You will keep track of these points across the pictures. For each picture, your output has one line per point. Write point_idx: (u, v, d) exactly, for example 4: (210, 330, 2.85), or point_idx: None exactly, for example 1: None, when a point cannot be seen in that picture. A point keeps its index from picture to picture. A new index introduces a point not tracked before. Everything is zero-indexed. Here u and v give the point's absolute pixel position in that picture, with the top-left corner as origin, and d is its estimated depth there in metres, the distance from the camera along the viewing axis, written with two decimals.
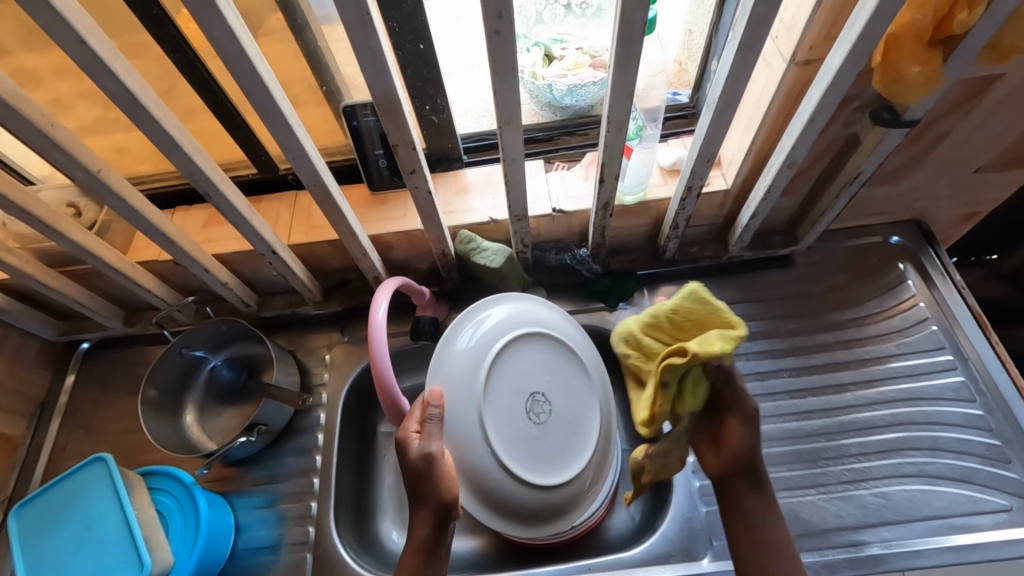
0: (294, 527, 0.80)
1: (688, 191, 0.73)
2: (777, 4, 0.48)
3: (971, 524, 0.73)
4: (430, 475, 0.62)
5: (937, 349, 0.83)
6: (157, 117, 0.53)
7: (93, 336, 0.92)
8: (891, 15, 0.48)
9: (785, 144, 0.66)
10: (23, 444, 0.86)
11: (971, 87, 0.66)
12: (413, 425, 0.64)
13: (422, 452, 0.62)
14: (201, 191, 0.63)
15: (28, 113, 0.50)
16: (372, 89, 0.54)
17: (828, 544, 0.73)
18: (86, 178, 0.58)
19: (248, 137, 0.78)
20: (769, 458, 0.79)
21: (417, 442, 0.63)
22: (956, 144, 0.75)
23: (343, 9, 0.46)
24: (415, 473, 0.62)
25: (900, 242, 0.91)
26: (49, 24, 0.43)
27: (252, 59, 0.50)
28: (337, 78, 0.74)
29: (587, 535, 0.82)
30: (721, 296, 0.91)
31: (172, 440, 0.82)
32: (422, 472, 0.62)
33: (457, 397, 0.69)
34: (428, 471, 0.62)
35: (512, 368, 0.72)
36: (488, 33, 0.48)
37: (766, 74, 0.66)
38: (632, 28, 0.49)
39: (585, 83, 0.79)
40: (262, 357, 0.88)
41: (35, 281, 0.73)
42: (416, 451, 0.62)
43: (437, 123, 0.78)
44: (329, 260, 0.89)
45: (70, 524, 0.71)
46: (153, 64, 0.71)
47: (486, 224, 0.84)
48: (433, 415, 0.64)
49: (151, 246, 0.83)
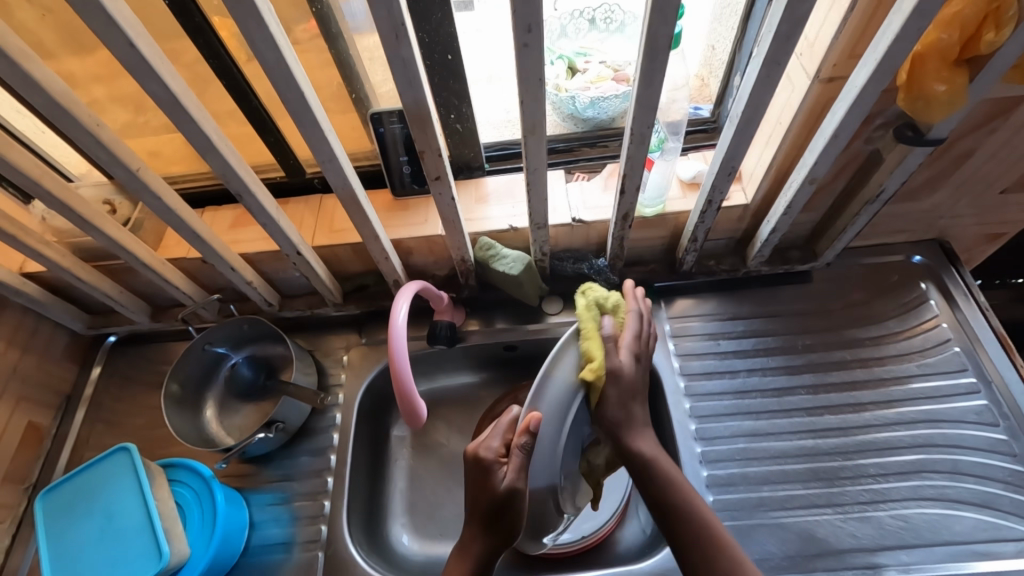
0: (306, 525, 0.81)
1: (708, 205, 0.74)
2: (802, 21, 0.49)
3: (993, 551, 0.71)
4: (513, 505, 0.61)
5: (959, 371, 0.82)
6: (196, 119, 0.55)
7: (120, 330, 0.95)
8: (916, 34, 0.49)
9: (807, 160, 0.66)
10: (49, 433, 0.89)
11: (997, 107, 0.66)
12: (498, 451, 0.63)
13: (506, 484, 0.60)
14: (233, 192, 0.65)
15: (76, 113, 0.53)
16: (403, 98, 0.56)
17: (844, 565, 0.72)
18: (126, 176, 0.60)
19: (278, 141, 0.80)
20: (785, 475, 0.78)
21: (501, 471, 0.61)
22: (981, 164, 0.75)
23: (379, 20, 0.48)
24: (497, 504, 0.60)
25: (922, 261, 0.90)
26: (104, 30, 0.46)
27: (288, 64, 0.52)
28: (365, 87, 0.77)
29: (597, 546, 0.82)
30: (739, 310, 0.90)
31: (192, 434, 0.84)
32: (505, 501, 0.61)
33: (546, 434, 0.63)
34: (512, 503, 0.61)
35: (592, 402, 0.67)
36: (516, 45, 0.50)
37: (789, 90, 0.67)
38: (658, 43, 0.50)
39: (606, 96, 0.80)
40: (282, 356, 0.91)
41: (70, 275, 0.76)
42: (500, 481, 0.61)
43: (461, 132, 0.80)
44: (351, 263, 0.90)
45: (92, 512, 0.73)
46: (192, 70, 0.74)
47: (506, 232, 0.85)
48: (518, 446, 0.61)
49: (180, 244, 0.85)
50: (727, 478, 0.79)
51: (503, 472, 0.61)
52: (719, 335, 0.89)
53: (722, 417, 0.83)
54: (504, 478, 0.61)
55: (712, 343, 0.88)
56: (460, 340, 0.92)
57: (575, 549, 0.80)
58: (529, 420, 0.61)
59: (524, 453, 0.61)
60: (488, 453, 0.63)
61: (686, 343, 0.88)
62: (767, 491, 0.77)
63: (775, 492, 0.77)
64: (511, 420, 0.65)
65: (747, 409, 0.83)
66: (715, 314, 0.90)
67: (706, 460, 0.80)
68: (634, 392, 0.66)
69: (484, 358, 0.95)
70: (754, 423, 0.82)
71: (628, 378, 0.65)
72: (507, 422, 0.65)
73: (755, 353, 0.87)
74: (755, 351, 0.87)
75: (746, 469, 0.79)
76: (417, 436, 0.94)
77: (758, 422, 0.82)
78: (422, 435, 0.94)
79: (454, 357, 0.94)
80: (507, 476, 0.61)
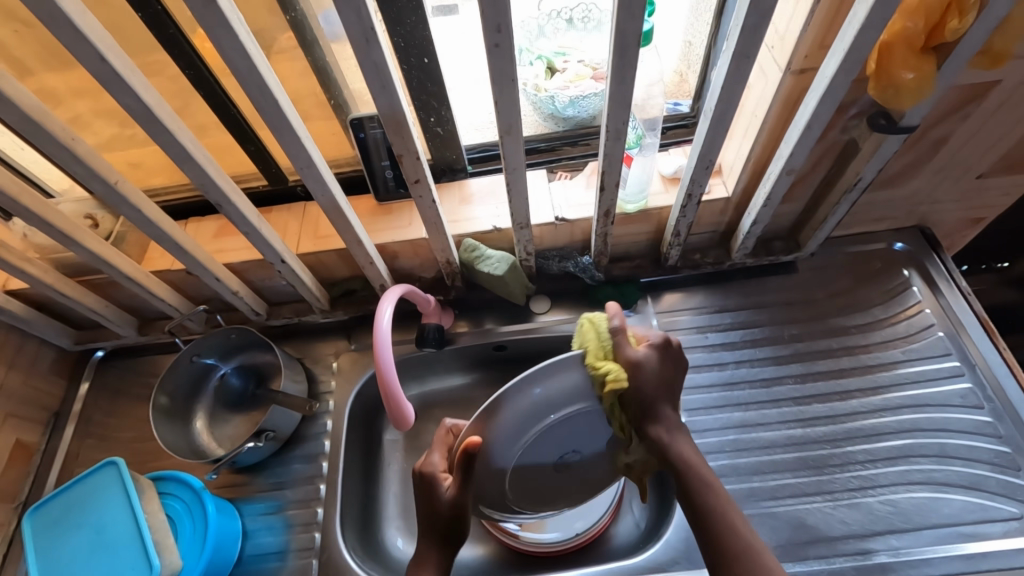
0: (300, 533, 0.81)
1: (688, 199, 0.74)
2: (769, 14, 0.49)
3: (981, 532, 0.72)
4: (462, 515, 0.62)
5: (943, 355, 0.83)
6: (171, 130, 0.55)
7: (107, 345, 0.95)
8: (881, 23, 0.49)
9: (783, 152, 0.67)
10: (38, 450, 0.88)
11: (968, 93, 0.66)
12: (439, 465, 0.64)
13: (446, 498, 0.62)
14: (213, 202, 0.65)
15: (51, 128, 0.53)
16: (378, 104, 0.56)
17: (835, 552, 0.72)
18: (104, 189, 0.60)
19: (259, 150, 0.80)
20: (774, 465, 0.79)
21: (444, 484, 0.63)
22: (957, 149, 0.76)
23: (349, 25, 0.48)
24: (442, 518, 0.62)
25: (904, 248, 0.91)
26: (73, 43, 0.46)
27: (261, 73, 0.52)
28: (344, 93, 0.77)
29: (591, 543, 0.82)
30: (725, 302, 0.91)
31: (182, 446, 0.84)
32: (451, 515, 0.62)
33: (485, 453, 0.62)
34: (460, 513, 0.62)
35: (564, 428, 0.64)
36: (487, 46, 0.50)
37: (762, 83, 0.68)
38: (627, 39, 0.50)
39: (586, 95, 0.81)
40: (271, 364, 0.90)
41: (53, 291, 0.76)
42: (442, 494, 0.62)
43: (442, 134, 0.80)
44: (337, 268, 0.90)
45: (82, 528, 0.73)
46: (170, 84, 0.73)
47: (490, 233, 0.85)
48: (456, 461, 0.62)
49: (164, 255, 0.85)
50: (717, 469, 0.79)
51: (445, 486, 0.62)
52: (707, 329, 0.89)
53: (712, 410, 0.83)
54: (446, 492, 0.62)
55: (700, 336, 0.89)
56: (449, 342, 0.92)
57: (569, 547, 0.81)
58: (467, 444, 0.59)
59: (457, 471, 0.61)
60: (429, 468, 0.64)
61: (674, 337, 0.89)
62: (757, 481, 0.78)
63: (765, 482, 0.78)
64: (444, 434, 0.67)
65: (736, 401, 0.84)
66: (702, 307, 0.91)
67: None
68: (659, 384, 0.62)
69: (475, 359, 0.95)
70: (743, 414, 0.83)
71: (651, 373, 0.61)
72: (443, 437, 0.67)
73: (742, 345, 0.88)
74: (742, 343, 0.88)
75: (735, 460, 0.79)
76: (410, 440, 0.94)
77: (747, 413, 0.83)
78: (415, 439, 0.94)
79: (444, 359, 0.94)
80: (448, 490, 0.62)
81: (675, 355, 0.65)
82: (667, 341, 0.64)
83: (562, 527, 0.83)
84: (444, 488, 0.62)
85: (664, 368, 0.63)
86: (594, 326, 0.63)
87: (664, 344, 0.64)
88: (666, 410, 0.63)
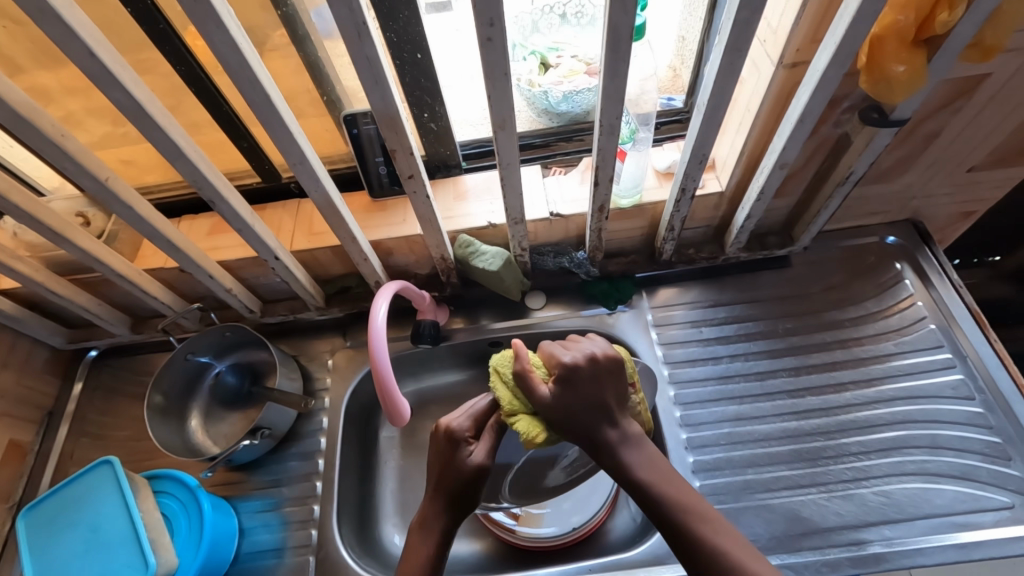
0: (296, 530, 0.81)
1: (682, 193, 0.75)
2: (761, 7, 0.49)
3: (972, 522, 0.72)
4: (478, 484, 0.62)
5: (935, 347, 0.83)
6: (162, 126, 0.55)
7: (101, 344, 0.94)
8: (872, 17, 0.50)
9: (776, 146, 0.67)
10: (32, 450, 0.88)
11: (959, 87, 0.67)
12: (467, 431, 0.64)
13: (474, 461, 0.62)
14: (206, 199, 0.65)
15: (40, 125, 0.52)
16: (370, 99, 0.56)
17: (830, 543, 0.73)
18: (95, 186, 0.60)
19: (252, 146, 0.80)
20: (769, 457, 0.79)
21: (471, 448, 0.63)
22: (949, 143, 0.76)
23: (341, 20, 0.48)
24: (463, 482, 0.61)
25: (896, 241, 0.91)
26: (61, 38, 0.45)
27: (253, 69, 0.51)
28: (338, 89, 0.76)
29: (588, 537, 0.82)
30: (720, 296, 0.91)
31: (177, 444, 0.83)
32: (475, 479, 0.61)
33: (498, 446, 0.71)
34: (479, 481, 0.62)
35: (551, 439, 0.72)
36: (480, 40, 0.50)
37: (755, 77, 0.68)
38: (619, 33, 0.50)
39: (580, 90, 0.81)
40: (267, 362, 0.90)
41: (45, 289, 0.75)
42: (468, 457, 0.62)
43: (436, 131, 0.80)
44: (332, 265, 0.90)
45: (77, 526, 0.72)
46: (161, 81, 0.73)
47: (484, 229, 0.85)
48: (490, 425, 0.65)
49: (157, 253, 0.85)
50: (712, 463, 0.79)
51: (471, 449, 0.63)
52: (702, 323, 0.90)
53: (707, 403, 0.84)
54: (471, 456, 0.62)
55: (694, 331, 0.89)
56: (444, 338, 0.92)
57: (565, 542, 0.81)
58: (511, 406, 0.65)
59: (494, 433, 0.64)
60: (459, 431, 0.64)
61: (669, 331, 0.89)
62: (752, 473, 0.78)
63: (759, 474, 0.78)
64: (471, 402, 0.67)
65: (731, 394, 0.84)
66: (697, 302, 0.91)
67: (691, 446, 0.81)
68: (580, 415, 0.61)
69: (470, 355, 0.95)
70: (738, 407, 0.83)
71: (553, 405, 0.61)
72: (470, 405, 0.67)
73: (736, 339, 0.88)
74: (737, 337, 0.88)
75: (731, 454, 0.80)
76: (406, 436, 0.94)
77: (742, 407, 0.83)
78: (411, 436, 0.94)
79: (440, 356, 0.94)
80: (475, 453, 0.62)
81: (594, 372, 0.62)
82: (576, 367, 0.62)
83: (559, 522, 0.83)
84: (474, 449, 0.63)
85: (579, 396, 0.61)
86: (501, 377, 0.66)
87: (569, 369, 0.62)
88: (605, 434, 0.61)
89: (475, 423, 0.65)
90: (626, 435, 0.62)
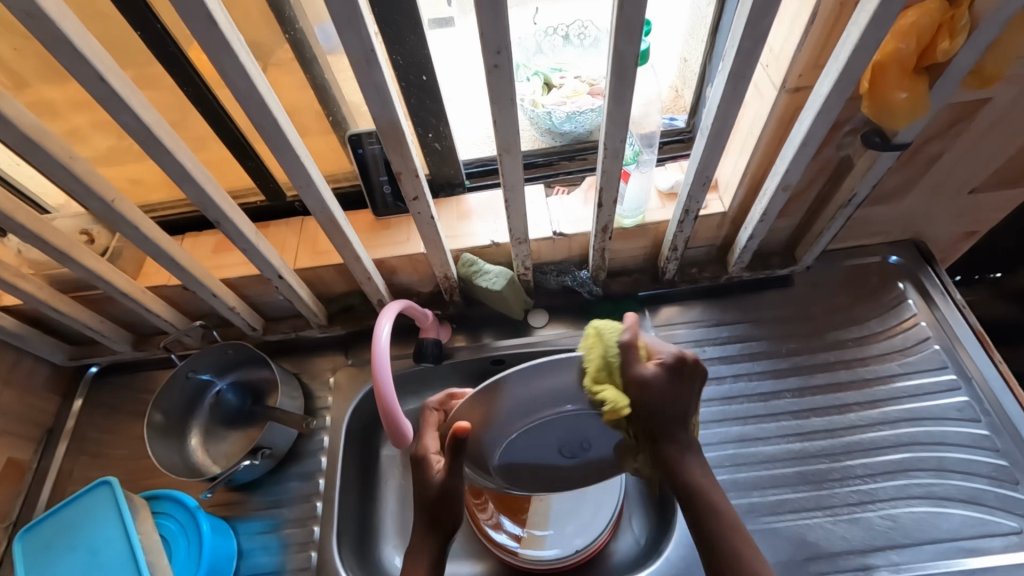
0: (296, 552, 0.80)
1: (685, 214, 0.75)
2: (764, 36, 0.50)
3: (981, 548, 0.71)
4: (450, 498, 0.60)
5: (940, 368, 0.83)
6: (170, 149, 0.55)
7: (102, 361, 0.94)
8: (873, 46, 0.50)
9: (779, 168, 0.68)
10: (30, 468, 0.87)
11: (959, 111, 0.67)
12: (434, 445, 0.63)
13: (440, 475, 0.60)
14: (211, 218, 0.65)
15: (49, 147, 0.53)
16: (376, 119, 0.56)
17: (837, 568, 0.72)
18: (101, 207, 0.60)
19: (257, 165, 0.80)
20: (774, 479, 0.78)
21: (435, 466, 0.61)
22: (949, 165, 0.76)
23: (349, 46, 0.48)
24: (433, 498, 0.60)
25: (899, 261, 0.92)
26: (72, 63, 0.46)
27: (260, 92, 0.52)
28: (343, 108, 0.77)
29: (591, 560, 0.81)
30: (722, 316, 0.91)
31: (177, 464, 0.83)
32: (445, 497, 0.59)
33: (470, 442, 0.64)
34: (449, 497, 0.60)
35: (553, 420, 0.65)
36: (487, 67, 0.50)
37: (758, 100, 0.68)
38: (624, 61, 0.51)
39: (583, 111, 0.81)
40: (268, 380, 0.89)
41: (47, 307, 0.75)
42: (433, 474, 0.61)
43: (440, 150, 0.80)
44: (335, 283, 0.90)
45: (74, 548, 0.71)
46: (166, 96, 0.73)
47: (488, 247, 0.85)
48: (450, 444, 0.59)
49: (160, 271, 0.85)
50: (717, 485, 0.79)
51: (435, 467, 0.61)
52: (705, 342, 0.89)
53: (711, 424, 0.83)
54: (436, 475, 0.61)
55: (698, 350, 0.89)
56: (447, 356, 0.91)
57: (569, 564, 0.80)
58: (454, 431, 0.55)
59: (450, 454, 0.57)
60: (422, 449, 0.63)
61: None
62: (757, 496, 0.77)
63: (765, 497, 0.77)
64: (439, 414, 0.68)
65: (735, 415, 0.84)
66: (700, 321, 0.91)
67: None
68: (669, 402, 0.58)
69: (472, 373, 0.94)
70: (742, 428, 0.83)
71: (651, 389, 0.57)
72: (434, 418, 0.67)
73: (740, 359, 0.88)
74: (740, 357, 0.88)
75: (736, 476, 0.79)
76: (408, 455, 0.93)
77: (746, 427, 0.83)
78: None
79: (442, 374, 0.93)
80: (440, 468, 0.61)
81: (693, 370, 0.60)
82: (682, 360, 0.59)
83: (561, 543, 0.82)
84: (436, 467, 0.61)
85: (678, 383, 0.59)
86: (600, 339, 0.60)
87: (671, 361, 0.59)
88: (678, 435, 0.59)
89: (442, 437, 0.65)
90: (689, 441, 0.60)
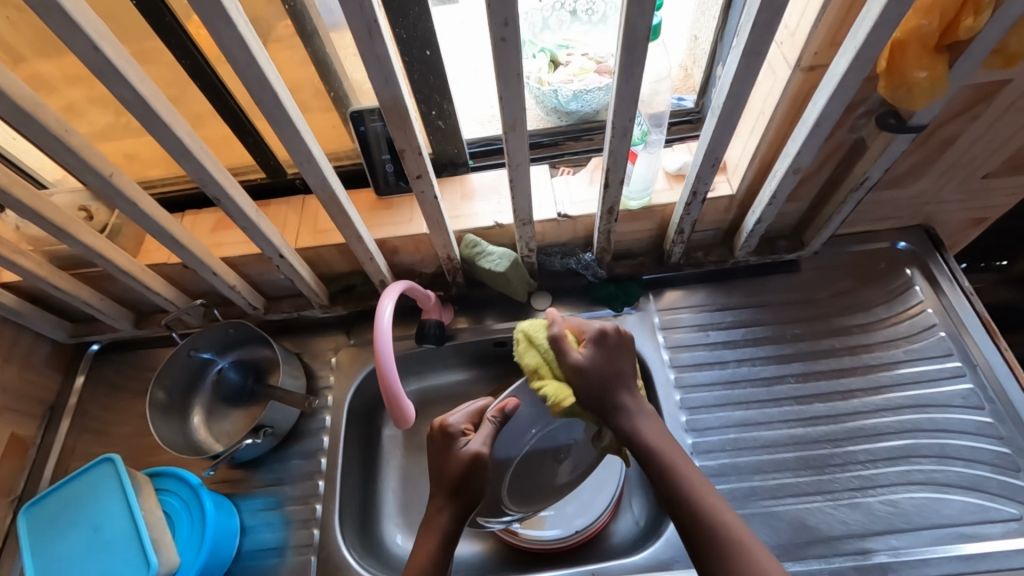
0: (299, 529, 0.81)
1: (693, 197, 0.74)
2: (782, 10, 0.48)
3: (980, 533, 0.72)
4: (472, 474, 0.62)
5: (945, 355, 0.82)
6: (168, 123, 0.54)
7: (103, 338, 0.93)
8: (895, 22, 0.48)
9: (791, 150, 0.66)
10: (33, 444, 0.87)
11: (979, 93, 0.66)
12: (463, 424, 0.65)
13: (469, 450, 0.63)
14: (211, 195, 0.64)
15: (43, 119, 0.51)
16: (379, 95, 0.55)
17: (835, 552, 0.72)
18: (99, 182, 0.59)
19: (257, 142, 0.79)
20: (776, 464, 0.79)
21: (464, 440, 0.64)
22: (964, 149, 0.75)
23: (351, 17, 0.47)
24: (458, 470, 0.62)
25: (908, 247, 0.90)
26: (65, 32, 0.44)
27: (260, 65, 0.50)
28: (344, 84, 0.75)
29: (591, 541, 0.82)
30: (727, 300, 0.90)
31: (180, 441, 0.83)
32: (469, 469, 0.62)
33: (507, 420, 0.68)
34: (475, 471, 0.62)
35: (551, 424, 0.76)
36: (493, 40, 0.49)
37: (771, 80, 0.67)
38: (636, 35, 0.49)
39: (590, 89, 0.79)
40: (269, 359, 0.89)
41: (47, 284, 0.74)
42: (462, 447, 0.63)
43: (443, 128, 0.79)
44: (337, 263, 0.89)
45: (79, 524, 0.72)
46: (165, 71, 0.72)
47: (491, 229, 0.84)
48: (488, 419, 0.66)
49: (161, 249, 0.84)
50: (718, 468, 0.79)
51: (464, 439, 0.64)
52: (709, 327, 0.89)
53: (712, 409, 0.83)
54: (465, 447, 0.64)
55: (701, 335, 0.88)
56: (449, 338, 0.91)
57: (568, 544, 0.80)
58: (507, 403, 0.67)
59: (491, 425, 0.66)
60: (453, 425, 0.65)
61: (676, 335, 0.88)
62: (758, 480, 0.78)
63: (766, 481, 0.78)
64: (475, 404, 0.69)
65: (737, 400, 0.84)
66: (703, 305, 0.90)
67: (697, 451, 0.80)
68: (604, 379, 0.65)
69: (474, 355, 0.94)
70: (744, 413, 0.83)
71: (587, 371, 0.64)
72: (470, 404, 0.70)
73: (744, 344, 0.87)
74: (744, 342, 0.87)
75: (737, 460, 0.79)
76: (410, 435, 0.93)
77: (748, 412, 0.83)
78: (414, 434, 0.93)
79: (444, 356, 0.93)
80: (470, 443, 0.64)
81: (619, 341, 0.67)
82: (605, 334, 0.66)
83: (561, 524, 0.83)
84: (469, 439, 0.64)
85: (608, 359, 0.66)
86: (531, 342, 0.66)
87: (597, 337, 0.66)
88: (622, 399, 0.65)
89: (472, 419, 0.67)
90: (640, 414, 0.65)
